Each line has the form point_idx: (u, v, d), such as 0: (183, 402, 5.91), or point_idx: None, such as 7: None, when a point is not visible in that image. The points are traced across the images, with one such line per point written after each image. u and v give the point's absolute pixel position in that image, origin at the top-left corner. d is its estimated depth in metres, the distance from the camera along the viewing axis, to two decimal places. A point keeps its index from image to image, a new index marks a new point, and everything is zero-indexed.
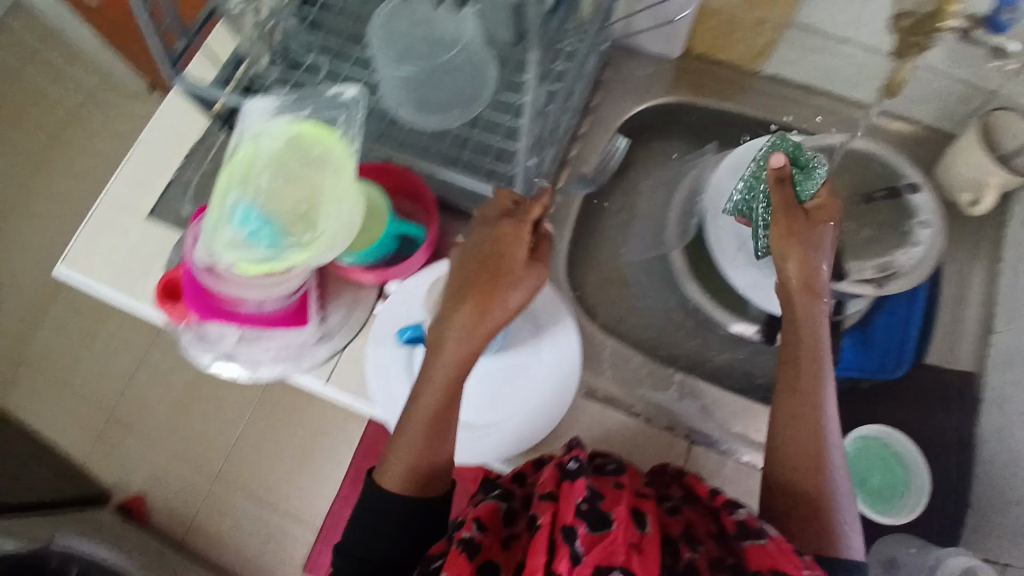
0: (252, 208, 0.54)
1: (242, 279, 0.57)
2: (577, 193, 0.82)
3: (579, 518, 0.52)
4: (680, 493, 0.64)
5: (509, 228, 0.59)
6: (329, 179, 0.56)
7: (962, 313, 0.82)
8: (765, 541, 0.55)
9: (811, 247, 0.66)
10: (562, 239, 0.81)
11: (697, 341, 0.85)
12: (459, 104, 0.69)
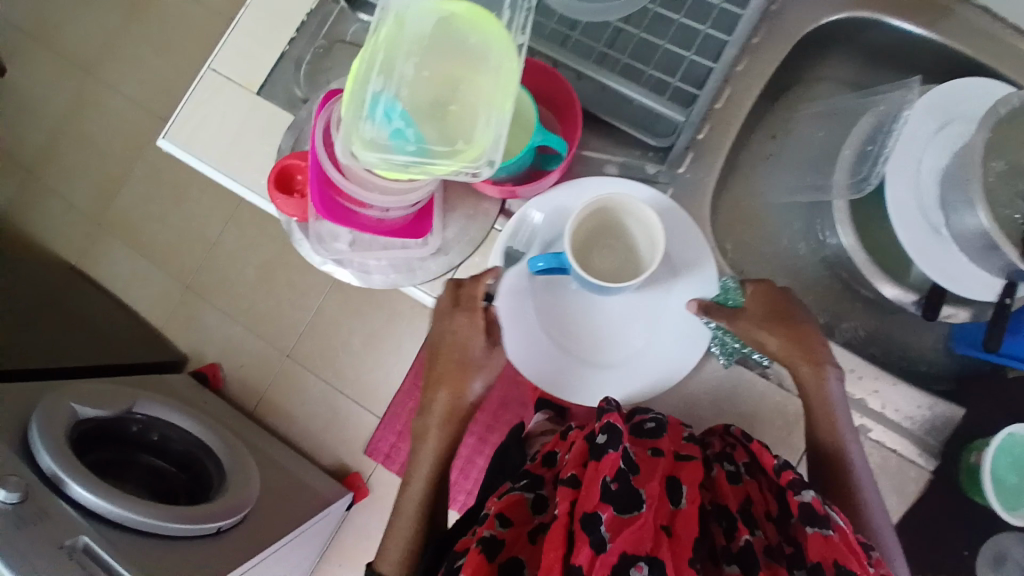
0: (398, 104, 0.50)
1: (377, 181, 0.53)
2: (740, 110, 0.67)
3: (602, 503, 0.50)
4: (743, 459, 0.60)
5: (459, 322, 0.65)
6: (483, 82, 0.51)
7: None
8: (831, 532, 0.49)
9: (805, 339, 0.64)
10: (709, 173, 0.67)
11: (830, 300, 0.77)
12: None
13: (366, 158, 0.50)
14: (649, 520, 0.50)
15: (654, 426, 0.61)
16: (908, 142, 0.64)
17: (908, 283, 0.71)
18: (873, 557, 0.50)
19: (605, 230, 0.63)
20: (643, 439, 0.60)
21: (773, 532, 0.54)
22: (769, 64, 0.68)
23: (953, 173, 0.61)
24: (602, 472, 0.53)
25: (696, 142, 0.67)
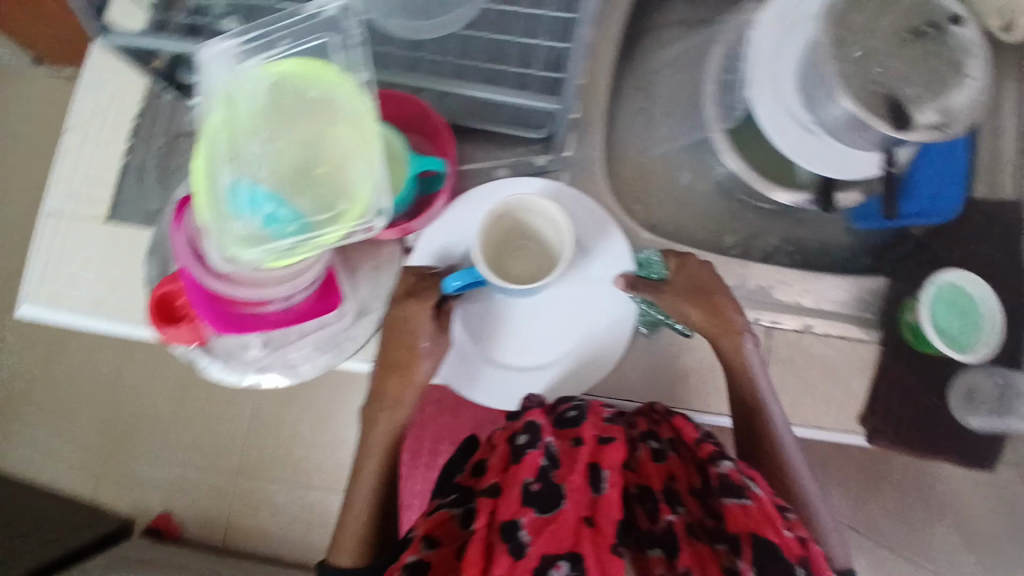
0: (262, 189, 0.48)
1: (270, 275, 0.52)
2: (593, 83, 0.71)
3: (523, 507, 0.50)
4: (666, 436, 0.64)
5: (414, 307, 0.62)
6: (342, 136, 0.50)
7: (999, 143, 0.74)
8: (747, 501, 0.54)
9: (717, 295, 0.65)
10: (592, 147, 0.71)
11: (734, 225, 0.80)
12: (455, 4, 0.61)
13: (248, 255, 0.48)
14: (568, 517, 0.50)
15: (575, 414, 0.59)
16: (753, 63, 0.69)
17: (799, 184, 0.74)
18: (790, 517, 0.55)
19: (509, 237, 0.67)
20: (566, 429, 0.57)
21: (696, 507, 0.57)
22: (612, 26, 0.72)
23: (806, 75, 0.66)
24: (524, 476, 0.52)
25: (575, 118, 0.70)
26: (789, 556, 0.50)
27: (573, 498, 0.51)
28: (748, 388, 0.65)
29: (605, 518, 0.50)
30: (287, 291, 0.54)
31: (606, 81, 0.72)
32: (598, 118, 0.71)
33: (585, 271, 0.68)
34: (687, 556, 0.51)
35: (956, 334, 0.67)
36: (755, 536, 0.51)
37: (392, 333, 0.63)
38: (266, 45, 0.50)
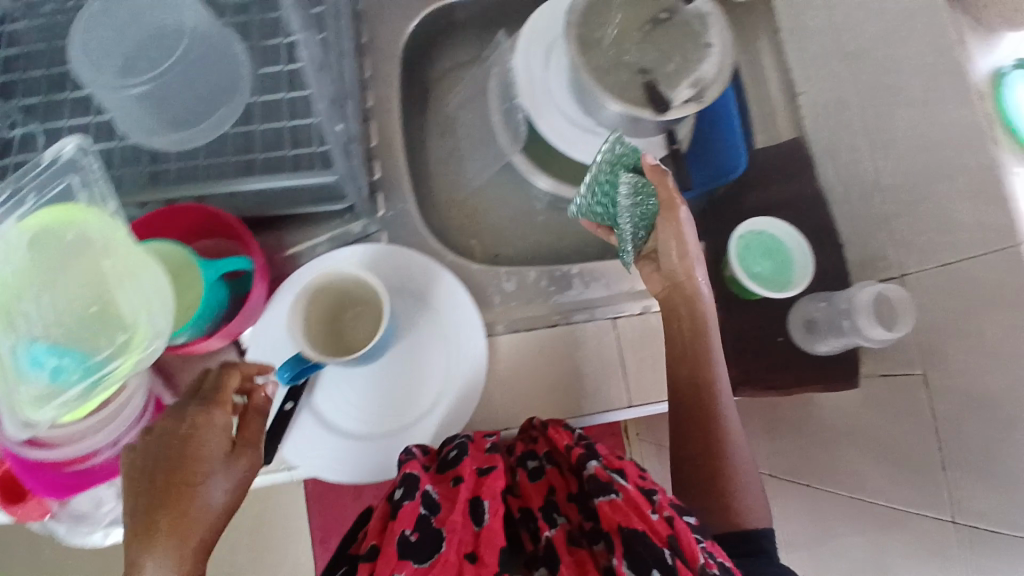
0: (43, 345, 0.48)
1: (77, 427, 0.57)
2: (386, 141, 0.75)
3: (402, 559, 0.49)
4: (544, 450, 0.64)
5: (200, 415, 0.52)
6: (110, 269, 0.51)
7: (766, 93, 0.81)
8: (615, 496, 0.53)
9: (687, 229, 0.63)
10: (402, 200, 0.75)
11: (562, 230, 0.85)
12: (221, 100, 0.63)
13: (40, 415, 0.48)
14: (449, 557, 0.49)
15: (457, 454, 0.60)
16: (525, 83, 0.75)
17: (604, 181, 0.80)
18: (658, 499, 0.54)
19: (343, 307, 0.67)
20: (447, 472, 0.59)
21: (576, 513, 0.57)
22: (388, 86, 0.76)
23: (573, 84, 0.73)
24: (401, 528, 0.51)
25: (378, 182, 0.74)
26: (657, 541, 0.49)
27: (454, 536, 0.50)
28: (694, 372, 0.65)
29: (486, 547, 0.50)
30: (110, 435, 0.59)
31: (398, 138, 0.75)
32: (400, 174, 0.74)
33: (427, 322, 0.71)
34: (566, 561, 0.52)
35: (772, 273, 0.74)
36: (624, 530, 0.51)
37: (172, 447, 0.51)
38: (12, 203, 0.51)
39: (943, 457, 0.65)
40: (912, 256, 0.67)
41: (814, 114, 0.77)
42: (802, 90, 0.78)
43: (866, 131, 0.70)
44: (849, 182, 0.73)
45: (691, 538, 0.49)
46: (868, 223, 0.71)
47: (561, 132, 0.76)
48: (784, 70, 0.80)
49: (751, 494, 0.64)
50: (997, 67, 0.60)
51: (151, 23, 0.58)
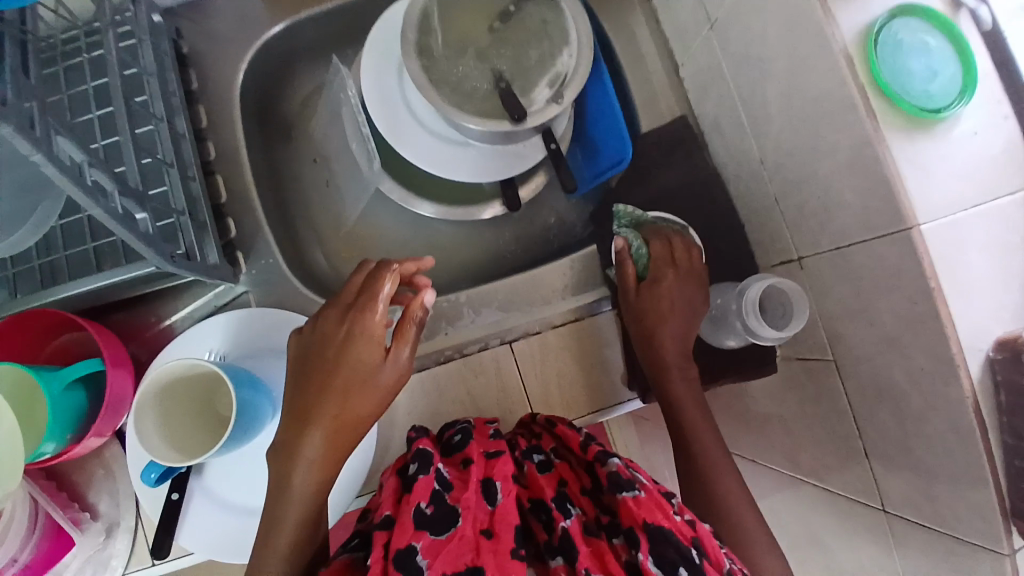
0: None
1: None
2: (243, 192, 0.69)
3: (418, 531, 0.45)
4: (549, 446, 0.58)
5: (336, 317, 0.54)
6: None
7: (647, 70, 0.75)
8: (639, 491, 0.47)
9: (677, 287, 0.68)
10: (267, 253, 0.69)
11: (457, 248, 0.79)
12: (39, 189, 0.58)
13: None
14: (465, 532, 0.45)
15: (461, 438, 0.57)
16: (376, 106, 0.70)
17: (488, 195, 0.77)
18: (678, 502, 0.50)
19: (212, 389, 0.59)
20: (455, 457, 0.54)
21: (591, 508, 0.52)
22: (231, 130, 0.70)
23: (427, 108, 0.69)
24: (418, 499, 0.47)
25: (234, 241, 0.68)
26: (683, 539, 0.44)
27: (469, 513, 0.47)
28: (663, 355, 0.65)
29: (503, 525, 0.46)
30: (4, 555, 0.57)
31: (251, 187, 0.69)
32: (259, 227, 0.69)
33: None
34: (586, 553, 0.45)
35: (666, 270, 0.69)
36: (648, 526, 0.45)
37: (317, 355, 0.53)
38: None
39: (865, 444, 0.59)
40: (805, 234, 0.61)
41: (695, 89, 0.71)
42: (682, 63, 0.72)
43: (744, 107, 0.64)
44: (738, 161, 0.68)
45: (714, 543, 0.47)
46: (759, 204, 0.66)
47: (429, 153, 0.71)
48: (661, 43, 0.74)
49: (731, 487, 0.59)
50: (865, 25, 0.50)
51: None
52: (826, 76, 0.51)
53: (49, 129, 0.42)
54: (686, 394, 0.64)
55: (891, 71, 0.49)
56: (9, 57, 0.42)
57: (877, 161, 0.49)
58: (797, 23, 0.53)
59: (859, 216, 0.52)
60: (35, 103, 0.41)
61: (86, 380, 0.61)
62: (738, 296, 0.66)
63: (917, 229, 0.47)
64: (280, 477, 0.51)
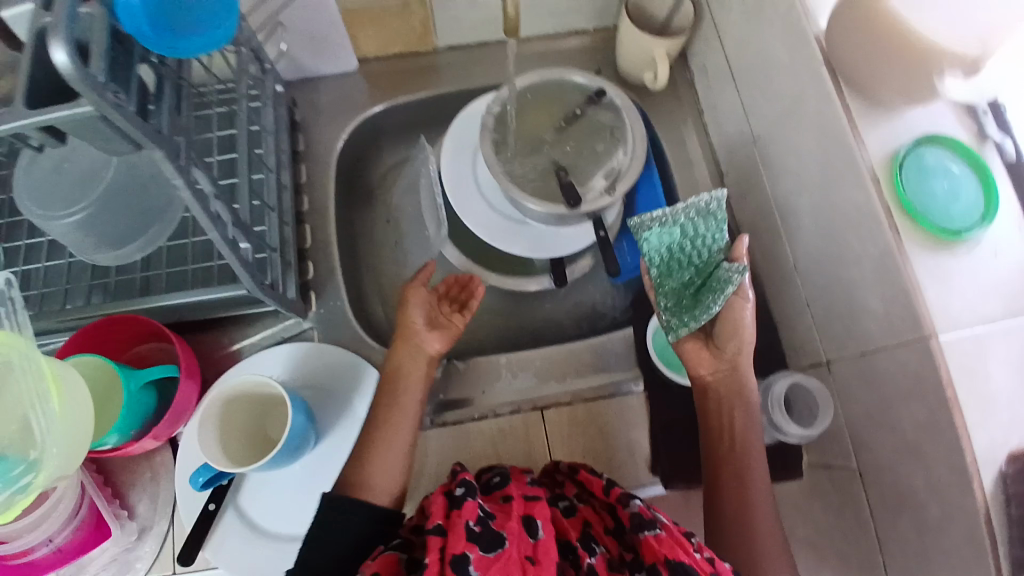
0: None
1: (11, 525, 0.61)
2: (322, 238, 0.78)
3: (470, 542, 0.49)
4: (572, 492, 0.63)
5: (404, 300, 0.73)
6: (19, 381, 0.54)
7: (694, 175, 0.83)
8: (659, 531, 0.52)
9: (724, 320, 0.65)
10: (333, 295, 0.76)
11: (502, 314, 0.85)
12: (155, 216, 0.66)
13: None
14: (512, 554, 0.49)
15: (500, 479, 0.59)
16: (453, 179, 0.79)
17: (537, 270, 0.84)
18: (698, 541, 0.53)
19: (273, 404, 0.66)
20: (494, 492, 0.58)
21: (613, 545, 0.57)
22: (321, 187, 0.80)
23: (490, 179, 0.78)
24: (467, 517, 0.50)
25: (310, 281, 0.76)
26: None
27: (514, 538, 0.50)
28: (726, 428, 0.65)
29: (546, 555, 0.50)
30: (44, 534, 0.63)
31: (330, 237, 0.78)
32: (332, 272, 0.77)
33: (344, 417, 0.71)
34: None
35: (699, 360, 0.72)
36: (669, 562, 0.50)
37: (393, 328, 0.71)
38: None
39: (884, 556, 0.59)
40: (833, 336, 0.64)
41: (737, 196, 0.78)
42: (727, 172, 0.79)
43: (781, 215, 0.70)
44: (772, 263, 0.73)
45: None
46: (790, 304, 0.70)
47: (489, 225, 0.79)
48: (709, 153, 0.82)
49: None
50: (892, 150, 0.56)
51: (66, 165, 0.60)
52: (854, 190, 0.57)
53: (188, 161, 0.50)
54: (757, 464, 0.63)
55: (914, 190, 0.54)
56: (167, 94, 0.48)
57: (897, 275, 0.53)
58: (828, 143, 0.59)
59: (883, 322, 0.56)
60: (183, 139, 0.50)
61: (158, 385, 0.68)
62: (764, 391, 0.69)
63: (936, 339, 0.50)
64: (382, 415, 0.66)
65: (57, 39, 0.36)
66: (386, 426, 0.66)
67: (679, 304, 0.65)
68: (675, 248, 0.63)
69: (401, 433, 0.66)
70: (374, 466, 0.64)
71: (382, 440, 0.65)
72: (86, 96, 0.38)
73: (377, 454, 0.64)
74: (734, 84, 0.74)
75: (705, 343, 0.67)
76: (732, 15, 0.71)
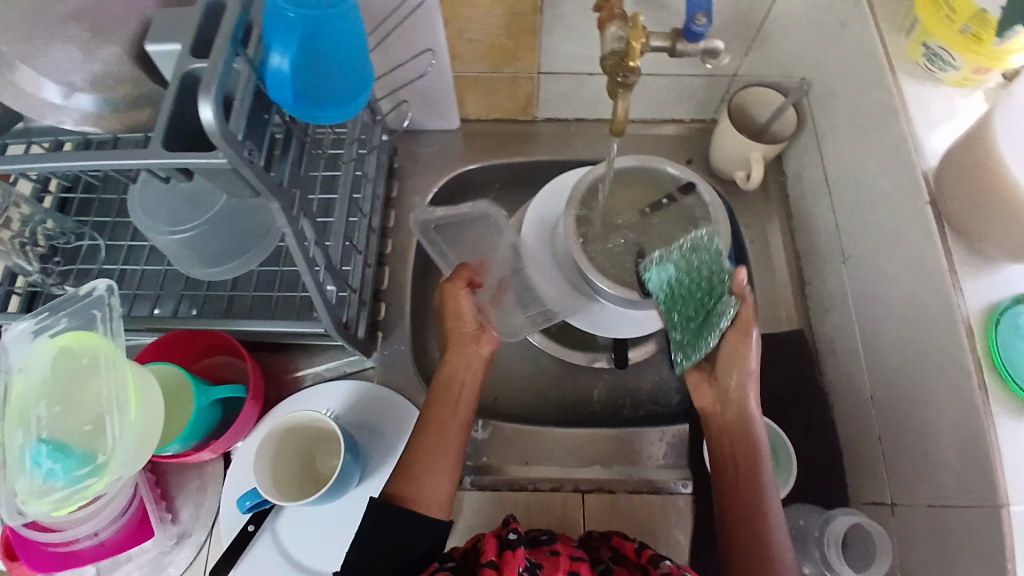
0: (45, 447, 0.56)
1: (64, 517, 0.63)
2: (399, 282, 0.81)
3: None
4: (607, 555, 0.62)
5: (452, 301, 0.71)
6: (102, 383, 0.58)
7: (773, 277, 0.82)
8: None
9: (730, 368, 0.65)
10: (399, 338, 0.79)
11: (557, 383, 0.84)
12: (252, 242, 0.69)
13: (35, 506, 0.56)
14: None
15: (547, 537, 0.59)
16: (530, 245, 0.81)
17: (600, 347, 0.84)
18: None
19: (323, 438, 0.68)
20: (539, 545, 0.58)
21: None
22: (407, 233, 0.83)
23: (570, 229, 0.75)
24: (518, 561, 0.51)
25: (380, 321, 0.79)
26: None
27: None
28: (743, 457, 0.63)
29: None
30: (92, 526, 0.65)
31: (406, 282, 0.81)
32: (401, 315, 0.79)
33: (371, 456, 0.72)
34: None
35: None
36: None
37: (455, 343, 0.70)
38: (46, 322, 0.60)
39: None
40: (904, 478, 0.61)
41: (816, 307, 0.76)
42: (809, 281, 0.78)
43: (862, 338, 0.67)
44: (845, 384, 0.70)
45: None
46: (859, 430, 0.67)
47: (558, 296, 0.79)
48: (791, 258, 0.81)
49: None
50: (990, 302, 0.55)
51: (179, 190, 0.65)
52: (943, 338, 0.55)
53: (297, 208, 0.53)
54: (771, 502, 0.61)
55: (1008, 342, 0.52)
56: (291, 147, 0.52)
57: (980, 435, 0.51)
58: (924, 281, 0.57)
59: (962, 478, 0.53)
60: (298, 191, 0.53)
61: (224, 401, 0.71)
62: (823, 521, 0.64)
63: (1006, 507, 0.49)
64: (435, 422, 0.65)
65: (208, 96, 0.40)
66: (432, 432, 0.65)
67: (687, 336, 0.67)
68: (677, 282, 0.66)
69: (449, 442, 0.64)
70: (425, 474, 0.62)
71: (431, 445, 0.64)
72: (223, 150, 0.42)
73: (425, 462, 0.63)
74: (830, 197, 0.73)
75: (709, 376, 0.68)
76: (837, 131, 0.71)
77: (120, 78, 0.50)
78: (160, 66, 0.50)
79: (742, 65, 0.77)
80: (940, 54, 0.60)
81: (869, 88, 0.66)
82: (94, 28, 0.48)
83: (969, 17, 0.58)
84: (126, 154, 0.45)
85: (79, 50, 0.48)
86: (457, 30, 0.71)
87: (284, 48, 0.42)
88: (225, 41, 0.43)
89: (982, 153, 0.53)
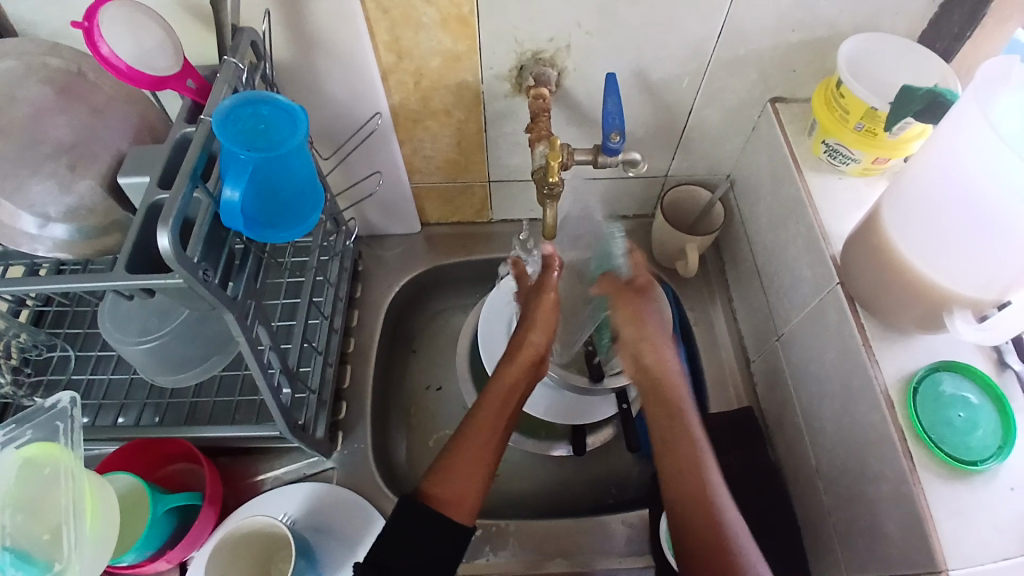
0: (8, 555, 0.55)
1: None
2: (364, 380, 0.84)
3: None
4: None
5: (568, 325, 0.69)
6: (64, 491, 0.58)
7: (721, 357, 0.85)
8: None
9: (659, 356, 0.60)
10: (363, 435, 0.80)
11: (521, 473, 0.85)
12: (217, 348, 0.72)
13: None
14: None
15: None
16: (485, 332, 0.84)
17: (558, 435, 0.85)
18: None
19: (278, 547, 0.69)
20: None
21: None
22: (370, 331, 0.87)
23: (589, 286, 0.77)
24: None
25: (341, 420, 0.81)
26: None
27: None
28: (692, 467, 0.54)
29: None
30: None
31: (369, 380, 0.83)
32: (362, 414, 0.81)
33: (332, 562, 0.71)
34: None
35: None
36: None
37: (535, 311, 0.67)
38: (14, 433, 0.61)
39: None
40: (855, 551, 0.62)
41: (762, 386, 0.80)
42: (754, 360, 0.82)
43: (804, 414, 0.70)
44: (795, 459, 0.73)
45: None
46: (813, 503, 0.69)
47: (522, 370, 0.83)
48: (736, 339, 0.86)
49: None
50: (909, 373, 0.58)
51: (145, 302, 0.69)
52: (870, 410, 0.59)
53: (252, 320, 0.58)
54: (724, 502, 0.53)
55: (932, 417, 0.56)
56: (248, 266, 0.57)
57: (914, 503, 0.54)
58: (846, 358, 0.62)
59: (902, 550, 0.55)
60: (253, 302, 0.58)
61: (185, 510, 0.71)
62: None
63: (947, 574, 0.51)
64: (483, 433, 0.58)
65: (165, 228, 0.45)
66: (475, 434, 0.58)
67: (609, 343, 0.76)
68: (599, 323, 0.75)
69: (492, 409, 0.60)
70: (460, 477, 0.56)
71: (473, 449, 0.57)
72: (179, 273, 0.47)
73: (463, 466, 0.56)
74: (761, 281, 0.79)
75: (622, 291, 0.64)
76: (761, 222, 0.78)
77: (93, 208, 0.55)
78: (130, 195, 0.55)
79: (674, 167, 0.85)
80: (839, 149, 0.68)
81: (783, 185, 0.73)
82: (70, 165, 0.54)
83: (862, 115, 0.64)
84: (93, 277, 0.50)
85: (57, 186, 0.53)
86: (413, 149, 0.79)
87: (237, 183, 0.48)
88: (185, 179, 0.48)
89: (875, 242, 0.59)
